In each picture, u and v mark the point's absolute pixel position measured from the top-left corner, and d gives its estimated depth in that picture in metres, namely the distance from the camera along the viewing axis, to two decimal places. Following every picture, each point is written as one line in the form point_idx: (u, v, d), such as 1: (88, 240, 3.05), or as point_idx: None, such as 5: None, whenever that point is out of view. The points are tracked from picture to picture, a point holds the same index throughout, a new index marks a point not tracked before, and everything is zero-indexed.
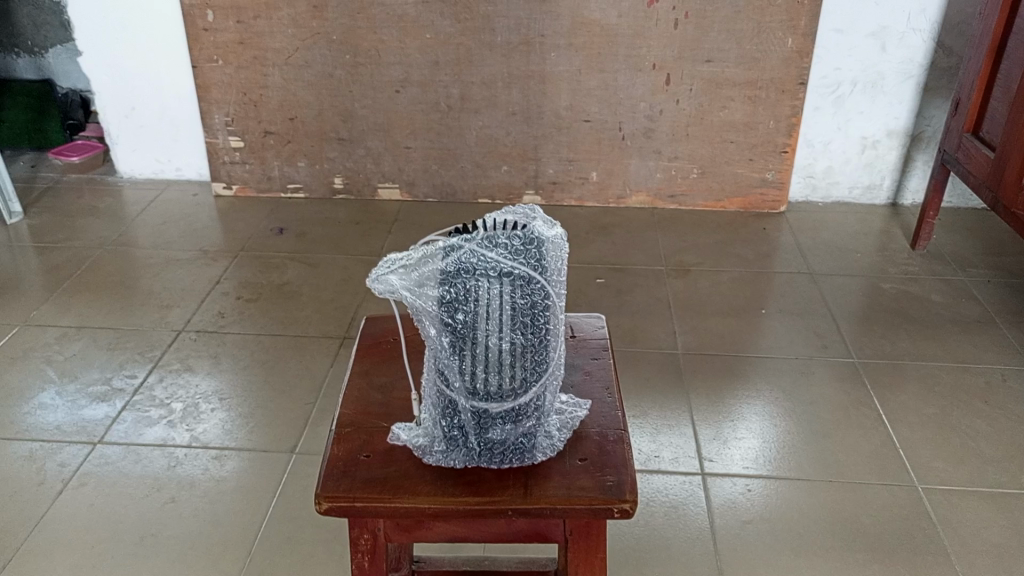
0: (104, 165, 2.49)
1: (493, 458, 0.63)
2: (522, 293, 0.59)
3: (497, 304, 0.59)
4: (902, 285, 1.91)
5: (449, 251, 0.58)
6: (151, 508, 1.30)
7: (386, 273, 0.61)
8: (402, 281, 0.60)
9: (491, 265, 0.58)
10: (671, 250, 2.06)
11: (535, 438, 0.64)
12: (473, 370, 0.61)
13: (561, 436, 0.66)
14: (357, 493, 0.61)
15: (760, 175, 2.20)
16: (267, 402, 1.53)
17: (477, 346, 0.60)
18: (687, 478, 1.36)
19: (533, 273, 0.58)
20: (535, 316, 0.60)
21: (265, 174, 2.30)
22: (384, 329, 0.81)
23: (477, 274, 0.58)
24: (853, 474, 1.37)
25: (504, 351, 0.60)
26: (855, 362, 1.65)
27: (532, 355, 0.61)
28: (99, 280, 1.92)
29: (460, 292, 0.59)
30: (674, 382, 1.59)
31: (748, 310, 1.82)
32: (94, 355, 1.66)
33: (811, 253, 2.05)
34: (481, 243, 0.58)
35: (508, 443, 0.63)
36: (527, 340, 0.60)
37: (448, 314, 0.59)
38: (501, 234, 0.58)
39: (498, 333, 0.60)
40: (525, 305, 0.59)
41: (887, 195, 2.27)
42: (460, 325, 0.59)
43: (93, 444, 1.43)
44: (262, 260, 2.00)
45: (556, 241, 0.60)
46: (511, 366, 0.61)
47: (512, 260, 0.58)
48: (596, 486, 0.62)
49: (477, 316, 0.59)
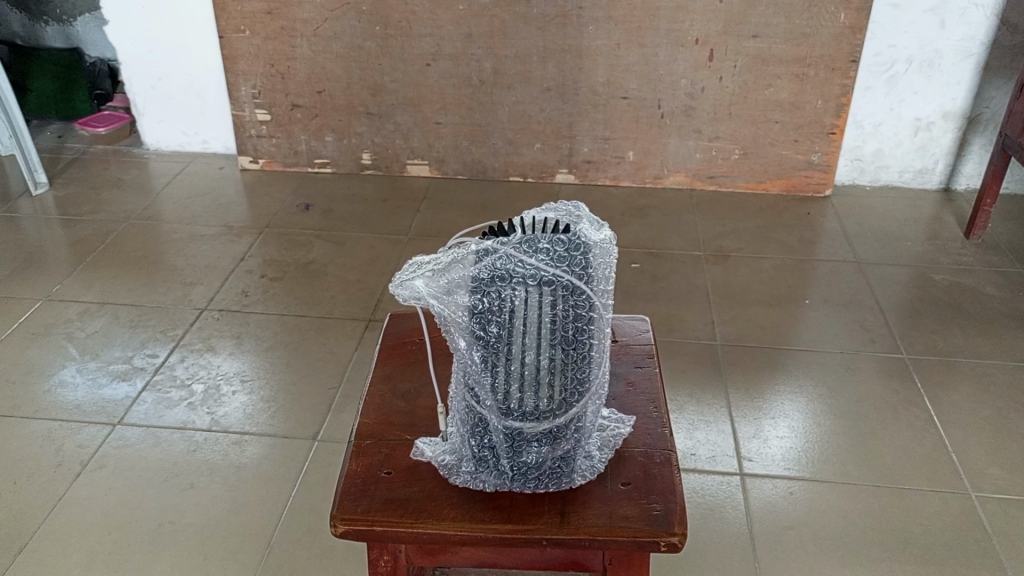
0: (131, 137, 2.45)
1: (527, 482, 0.57)
2: (563, 304, 0.52)
3: (535, 316, 0.53)
4: (954, 277, 1.81)
5: (483, 256, 0.52)
6: (168, 494, 1.27)
7: (412, 277, 0.56)
8: (430, 287, 0.55)
9: (530, 272, 0.52)
10: (709, 234, 1.97)
11: (574, 461, 0.58)
12: (507, 387, 0.55)
13: (602, 457, 0.59)
14: (377, 516, 0.55)
15: (805, 157, 2.10)
16: (289, 386, 1.48)
17: (512, 361, 0.54)
18: (725, 479, 1.30)
19: (578, 282, 0.52)
20: (578, 331, 0.53)
21: (292, 148, 2.24)
22: (410, 328, 0.75)
23: (512, 282, 0.52)
24: (902, 479, 1.30)
25: (541, 367, 0.54)
26: (905, 358, 1.57)
27: (574, 373, 0.55)
28: (123, 254, 1.89)
29: (494, 303, 0.53)
30: (713, 374, 1.52)
31: (791, 300, 1.74)
32: (116, 333, 1.62)
33: (857, 240, 1.95)
34: (518, 247, 0.52)
35: (544, 467, 0.57)
36: (569, 357, 0.54)
37: (480, 326, 0.53)
38: (541, 237, 0.52)
39: (535, 349, 0.53)
40: (567, 318, 0.53)
41: (939, 179, 2.16)
42: (493, 338, 0.53)
43: (113, 425, 1.40)
44: (288, 238, 1.96)
45: (604, 246, 0.53)
46: (549, 385, 0.54)
47: (553, 267, 0.52)
48: (639, 517, 0.56)
49: (512, 329, 0.53)
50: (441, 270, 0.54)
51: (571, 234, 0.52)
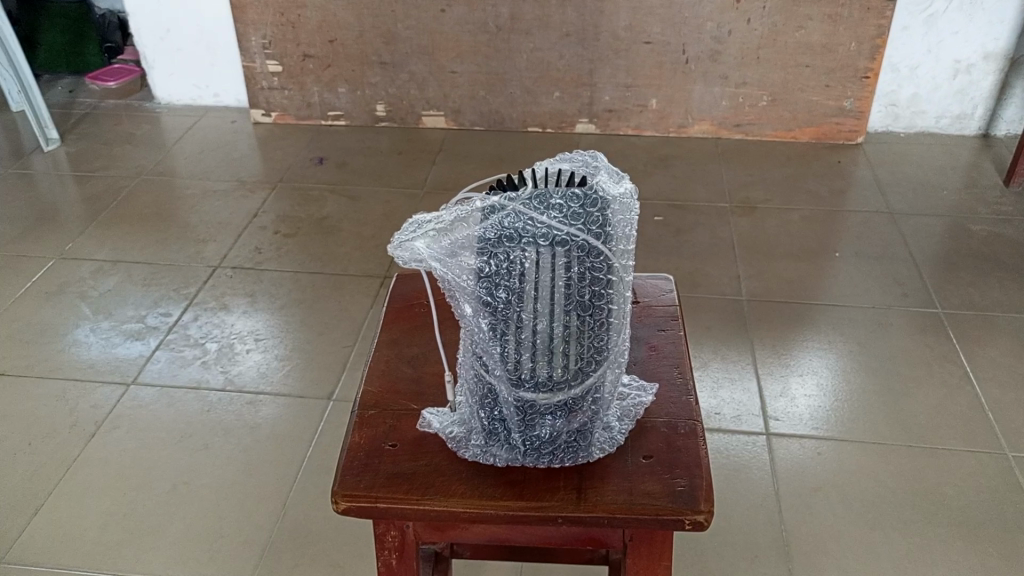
0: (142, 91, 2.40)
1: (541, 457, 0.53)
2: (579, 266, 0.48)
3: (548, 279, 0.48)
4: (992, 227, 1.73)
5: (489, 214, 0.48)
6: (182, 455, 1.25)
7: (412, 238, 0.51)
8: (433, 249, 0.51)
9: (541, 231, 0.47)
10: (736, 185, 1.90)
11: (591, 435, 0.54)
12: (518, 357, 0.51)
13: (622, 428, 0.55)
14: (380, 493, 0.52)
15: (836, 103, 2.01)
16: (305, 345, 1.45)
17: (523, 329, 0.50)
18: (751, 439, 1.26)
19: (595, 242, 0.47)
20: (594, 295, 0.49)
21: (305, 100, 2.19)
22: (418, 289, 0.71)
23: (522, 242, 0.48)
24: (935, 438, 1.25)
25: (555, 335, 0.50)
26: (939, 312, 1.50)
27: (590, 341, 0.50)
28: (136, 211, 1.86)
29: (503, 266, 0.48)
30: (738, 330, 1.47)
31: (820, 253, 1.68)
32: (129, 291, 1.60)
33: (891, 189, 1.88)
34: (528, 203, 0.47)
35: (558, 441, 0.53)
36: (585, 324, 0.50)
37: (488, 290, 0.49)
38: (553, 190, 0.47)
39: (548, 315, 0.49)
40: (583, 281, 0.48)
41: (978, 125, 2.06)
42: (502, 304, 0.49)
43: (127, 384, 1.38)
44: (302, 192, 1.91)
45: (624, 201, 0.49)
46: (563, 354, 0.50)
47: (567, 226, 0.47)
48: (662, 493, 0.52)
49: (523, 293, 0.49)
50: (444, 229, 0.50)
51: (587, 186, 0.47)
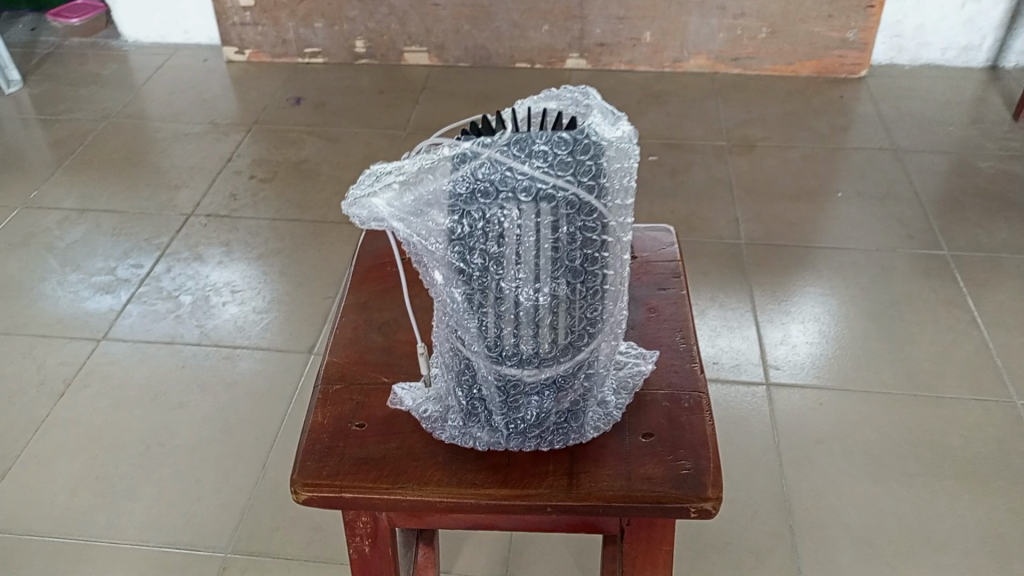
0: (107, 28, 2.27)
1: (527, 440, 0.50)
2: (568, 225, 0.43)
3: (532, 241, 0.43)
4: (1000, 164, 1.66)
5: (460, 164, 0.42)
6: (156, 414, 1.19)
7: (369, 194, 0.45)
8: (393, 207, 0.44)
9: (522, 184, 0.42)
10: (733, 122, 1.82)
11: (584, 414, 0.50)
12: (498, 331, 0.46)
13: (618, 403, 0.52)
14: (344, 481, 0.49)
15: (839, 35, 1.92)
16: (284, 297, 1.39)
17: (504, 300, 0.45)
18: (750, 390, 1.21)
19: (587, 196, 0.42)
20: (586, 258, 0.44)
21: (280, 36, 2.08)
22: (390, 246, 0.68)
23: (499, 198, 0.42)
24: (941, 387, 1.20)
25: (542, 306, 0.45)
26: (945, 255, 1.44)
27: (581, 312, 0.46)
28: (104, 156, 1.77)
29: (478, 226, 0.43)
30: (737, 276, 1.41)
31: (821, 193, 1.61)
32: (97, 241, 1.52)
33: (895, 125, 1.80)
34: (506, 148, 0.41)
35: (546, 422, 0.49)
36: (575, 292, 0.45)
37: (462, 256, 0.44)
38: (536, 135, 0.41)
39: (533, 283, 0.44)
40: (572, 243, 0.43)
41: (986, 57, 1.97)
42: (478, 271, 0.44)
43: (97, 340, 1.32)
44: (278, 135, 1.82)
45: (621, 146, 0.43)
46: (550, 325, 0.46)
47: (553, 177, 0.42)
48: (663, 475, 0.48)
49: (503, 258, 0.44)
50: (407, 184, 0.44)
51: (578, 130, 0.42)
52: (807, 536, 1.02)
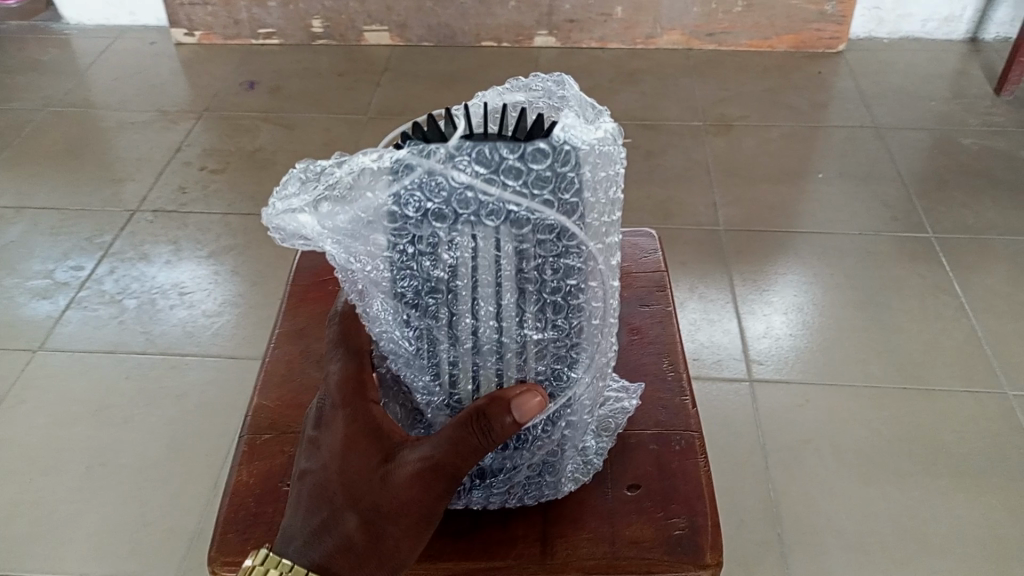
0: (48, 10, 2.14)
1: (495, 496, 0.52)
2: (543, 252, 0.43)
3: (497, 270, 0.43)
4: (983, 140, 1.61)
5: (410, 179, 0.41)
6: (98, 430, 1.11)
7: (294, 209, 0.44)
8: (325, 225, 0.44)
9: (486, 205, 0.41)
10: (709, 100, 1.75)
11: (562, 463, 0.52)
12: (458, 365, 0.48)
13: (599, 451, 0.55)
14: None
15: (817, 7, 1.84)
16: (238, 297, 1.30)
17: (463, 335, 0.47)
18: (733, 387, 1.14)
19: (566, 221, 0.41)
20: (566, 290, 0.45)
21: (231, 17, 1.97)
22: (325, 266, 0.73)
23: (459, 221, 0.42)
24: (931, 378, 1.15)
25: (507, 340, 0.46)
26: (931, 237, 1.39)
27: (557, 350, 0.47)
28: (43, 148, 1.65)
29: (435, 251, 0.43)
30: (717, 263, 1.34)
31: (801, 174, 1.54)
32: (35, 241, 1.42)
33: (875, 101, 1.74)
34: (472, 164, 0.40)
35: (520, 472, 0.52)
36: (547, 326, 0.46)
37: (417, 285, 0.45)
38: (503, 146, 0.40)
39: (496, 312, 0.45)
40: (547, 274, 0.44)
41: (966, 29, 1.91)
42: (434, 302, 0.45)
43: (33, 351, 1.22)
44: (231, 122, 1.72)
45: (604, 153, 0.42)
46: (519, 356, 0.47)
47: (526, 195, 0.41)
48: (653, 540, 0.50)
49: (463, 287, 0.44)
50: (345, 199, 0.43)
51: (555, 139, 0.40)
52: (797, 544, 0.96)
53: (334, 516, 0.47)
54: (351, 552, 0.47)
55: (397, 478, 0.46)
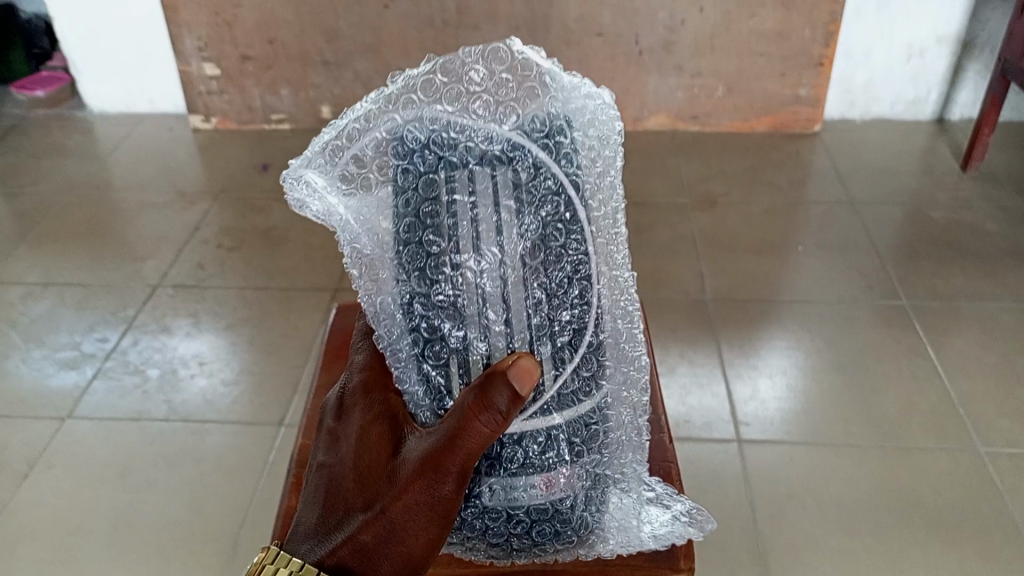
0: (73, 98, 2.27)
1: (510, 524, 0.59)
2: (520, 175, 0.53)
3: (481, 198, 0.54)
4: (952, 213, 1.72)
5: (408, 110, 0.55)
6: (123, 493, 1.17)
7: (308, 166, 0.59)
8: (328, 172, 0.58)
9: (470, 130, 0.53)
10: (695, 178, 1.86)
11: (572, 510, 0.59)
12: (447, 316, 0.56)
13: (614, 540, 0.62)
14: None
15: (792, 91, 1.98)
16: (253, 367, 1.38)
17: (451, 282, 0.55)
18: (721, 446, 1.22)
19: (540, 150, 0.54)
20: (541, 224, 0.54)
21: (246, 104, 2.10)
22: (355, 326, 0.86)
23: (448, 149, 0.53)
24: (909, 437, 1.22)
25: (490, 285, 0.55)
26: (904, 304, 1.48)
27: (535, 301, 0.55)
28: (68, 228, 1.75)
29: (428, 175, 0.54)
30: (704, 330, 1.44)
31: (783, 246, 1.65)
32: (62, 316, 1.50)
33: (850, 177, 1.86)
34: (437, 78, 0.55)
35: (537, 513, 0.58)
36: (525, 269, 0.55)
37: (412, 217, 0.54)
38: (480, 84, 0.55)
39: (478, 253, 0.54)
40: (523, 200, 0.54)
41: (932, 109, 2.05)
42: (423, 242, 0.55)
43: (62, 419, 1.29)
44: (246, 202, 1.83)
45: (578, 106, 0.56)
46: (502, 306, 0.56)
47: (486, 103, 0.54)
48: (638, 540, 0.63)
49: (450, 220, 0.54)
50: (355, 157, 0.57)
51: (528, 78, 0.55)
52: None
53: (345, 516, 0.55)
54: (356, 549, 0.53)
55: (399, 473, 0.55)
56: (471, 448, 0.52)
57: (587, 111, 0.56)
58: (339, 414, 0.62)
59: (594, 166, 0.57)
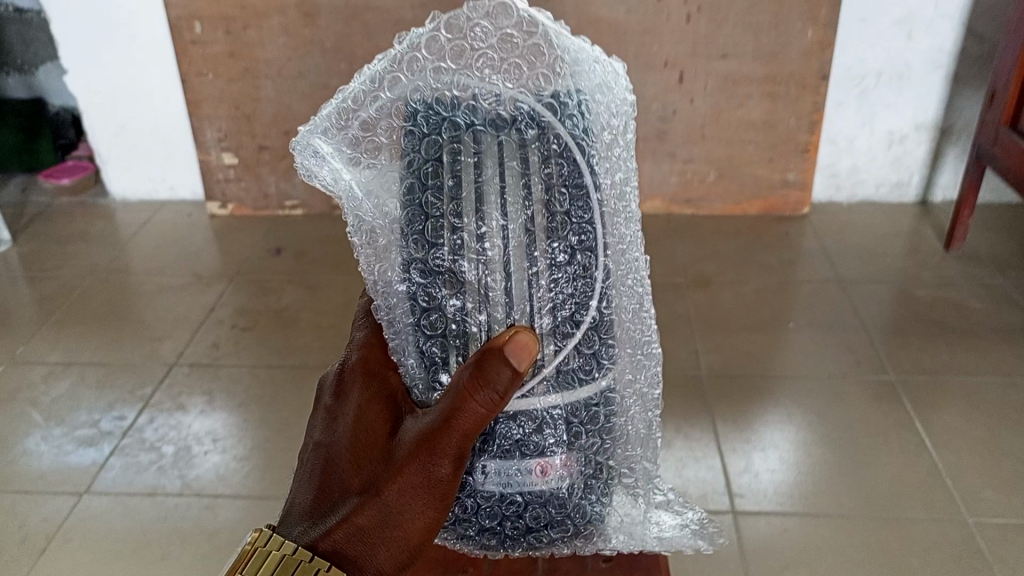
0: (96, 187, 2.39)
1: (520, 505, 0.76)
2: (525, 134, 0.68)
3: (487, 160, 0.68)
4: (937, 291, 1.79)
5: (420, 83, 0.69)
6: (136, 567, 1.21)
7: (316, 134, 0.73)
8: (330, 141, 0.73)
9: (480, 98, 0.68)
10: (689, 259, 1.94)
11: (570, 493, 0.77)
12: (447, 265, 0.71)
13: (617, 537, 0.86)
14: None
15: (781, 176, 2.08)
16: (264, 443, 1.43)
17: (455, 237, 0.70)
18: (717, 518, 1.25)
19: (541, 113, 0.68)
20: (539, 182, 0.69)
21: (261, 192, 2.21)
22: None
23: (460, 113, 0.68)
24: (899, 509, 1.26)
25: (490, 234, 0.70)
26: (892, 379, 1.53)
27: (528, 246, 0.70)
28: (89, 311, 1.83)
29: (442, 137, 0.68)
30: (700, 406, 1.48)
31: (775, 324, 1.71)
32: (82, 395, 1.56)
33: (838, 257, 1.93)
34: (442, 35, 0.68)
35: (543, 497, 0.76)
36: (523, 221, 0.69)
37: (425, 178, 0.69)
38: (487, 54, 0.68)
39: (480, 209, 0.69)
40: (526, 158, 0.68)
41: (916, 192, 2.15)
42: (434, 200, 0.69)
43: (79, 495, 1.34)
44: (260, 284, 1.91)
45: (580, 74, 0.69)
46: (500, 253, 0.70)
47: (489, 74, 0.68)
48: (640, 540, 0.87)
49: (458, 179, 0.69)
50: (363, 122, 0.72)
51: (529, 40, 0.67)
52: None
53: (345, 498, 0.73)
54: (354, 528, 0.71)
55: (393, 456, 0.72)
56: (467, 424, 0.67)
57: (597, 77, 0.70)
58: (336, 395, 0.79)
59: (604, 130, 0.71)
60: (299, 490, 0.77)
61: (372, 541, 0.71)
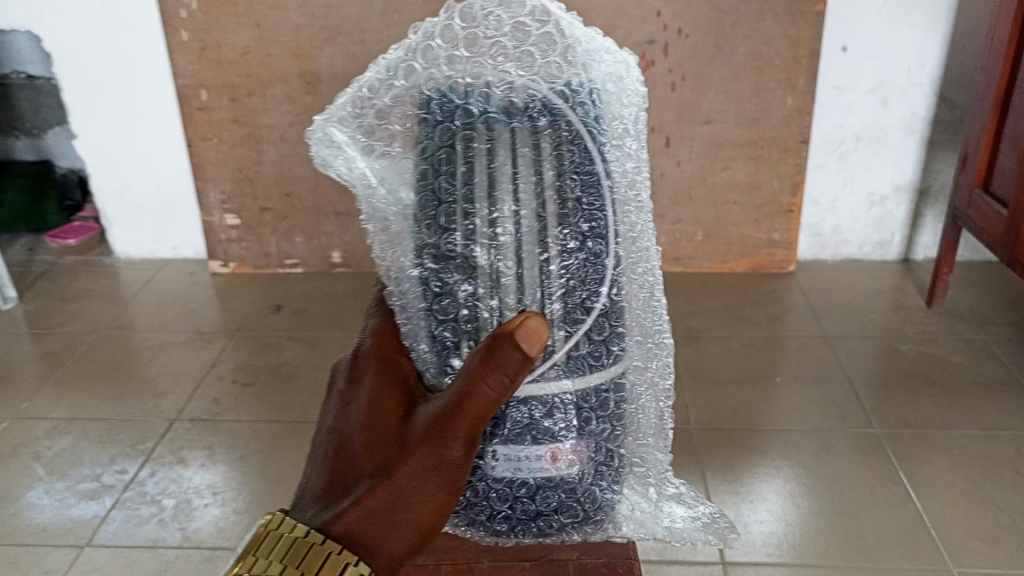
0: (100, 246, 2.44)
1: (527, 490, 0.78)
2: (540, 120, 0.69)
3: (500, 143, 0.69)
4: (919, 346, 1.84)
5: (434, 71, 0.71)
6: None
7: (335, 124, 0.77)
8: (347, 131, 0.77)
9: (493, 83, 0.70)
10: (679, 316, 2.00)
11: (576, 480, 0.79)
12: (459, 251, 0.72)
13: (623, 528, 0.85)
14: None
15: (766, 236, 2.15)
16: (263, 496, 1.46)
17: (467, 223, 0.71)
18: (707, 569, 1.28)
19: (552, 99, 0.69)
20: (550, 166, 0.70)
21: (262, 251, 2.27)
22: None
23: (473, 99, 0.69)
24: (885, 559, 1.29)
25: (501, 220, 0.71)
26: (877, 433, 1.58)
27: (538, 233, 0.71)
28: (92, 367, 1.87)
29: (455, 121, 0.69)
30: (690, 460, 1.52)
31: (762, 378, 1.76)
32: (84, 450, 1.59)
33: (823, 314, 1.99)
34: (456, 24, 0.70)
35: (549, 482, 0.78)
36: (533, 206, 0.70)
37: (437, 163, 0.70)
38: (502, 45, 0.71)
39: (491, 194, 0.70)
40: (537, 143, 0.69)
41: (898, 251, 2.22)
42: (446, 184, 0.70)
43: (81, 547, 1.36)
44: (260, 341, 1.96)
45: (589, 67, 0.73)
46: (512, 241, 0.71)
47: (503, 62, 0.70)
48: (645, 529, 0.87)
49: (471, 162, 0.70)
50: (379, 111, 0.76)
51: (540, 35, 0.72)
52: None
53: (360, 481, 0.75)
54: (369, 509, 0.72)
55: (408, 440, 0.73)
56: (478, 408, 0.69)
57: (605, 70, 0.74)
58: (352, 379, 0.82)
59: (612, 121, 0.73)
60: (313, 474, 0.79)
61: (386, 525, 0.72)
